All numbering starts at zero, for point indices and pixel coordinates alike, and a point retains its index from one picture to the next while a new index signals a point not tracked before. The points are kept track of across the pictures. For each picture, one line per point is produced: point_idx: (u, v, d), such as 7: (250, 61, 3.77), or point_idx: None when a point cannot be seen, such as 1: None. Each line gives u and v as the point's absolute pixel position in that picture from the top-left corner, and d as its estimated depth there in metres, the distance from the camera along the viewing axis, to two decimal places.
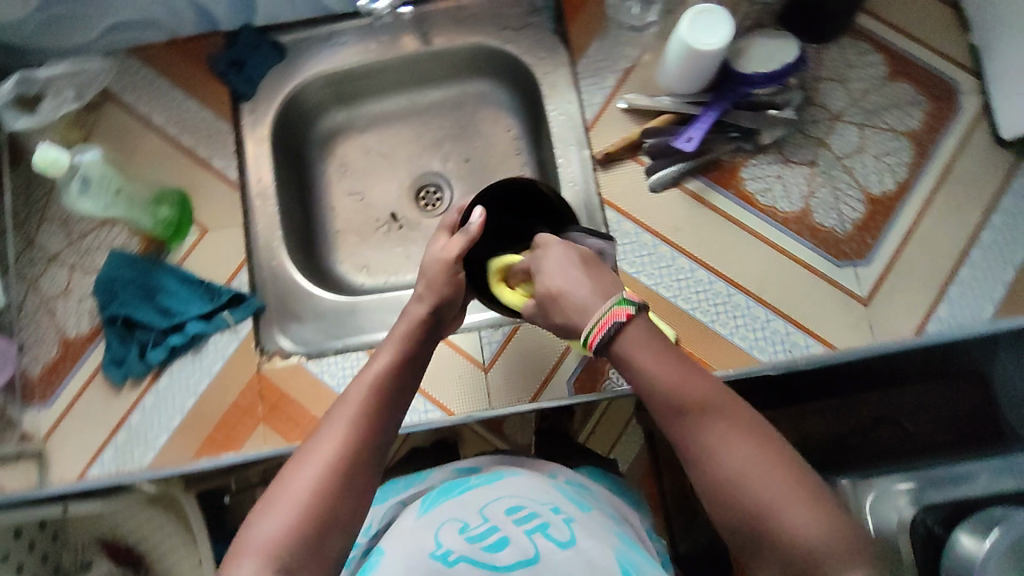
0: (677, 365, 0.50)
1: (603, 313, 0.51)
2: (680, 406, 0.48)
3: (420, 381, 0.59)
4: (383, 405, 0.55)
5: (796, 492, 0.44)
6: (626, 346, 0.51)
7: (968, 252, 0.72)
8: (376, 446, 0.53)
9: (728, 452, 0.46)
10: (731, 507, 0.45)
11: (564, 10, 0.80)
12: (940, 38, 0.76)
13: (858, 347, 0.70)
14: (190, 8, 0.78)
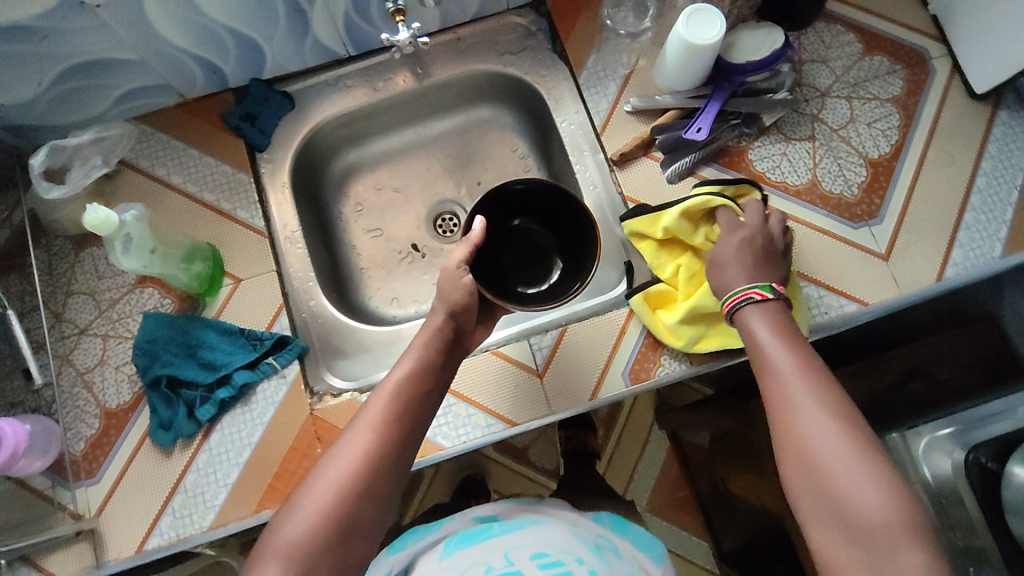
0: (789, 334, 0.59)
1: (746, 288, 0.63)
2: (775, 363, 0.57)
3: (439, 391, 0.61)
4: (401, 416, 0.57)
5: (866, 468, 0.49)
6: (758, 310, 0.62)
7: (967, 200, 0.77)
8: (395, 455, 0.56)
9: (810, 412, 0.53)
10: (803, 458, 0.52)
11: (558, 30, 0.85)
12: (903, 13, 0.84)
13: (888, 300, 0.74)
14: (201, 69, 0.80)
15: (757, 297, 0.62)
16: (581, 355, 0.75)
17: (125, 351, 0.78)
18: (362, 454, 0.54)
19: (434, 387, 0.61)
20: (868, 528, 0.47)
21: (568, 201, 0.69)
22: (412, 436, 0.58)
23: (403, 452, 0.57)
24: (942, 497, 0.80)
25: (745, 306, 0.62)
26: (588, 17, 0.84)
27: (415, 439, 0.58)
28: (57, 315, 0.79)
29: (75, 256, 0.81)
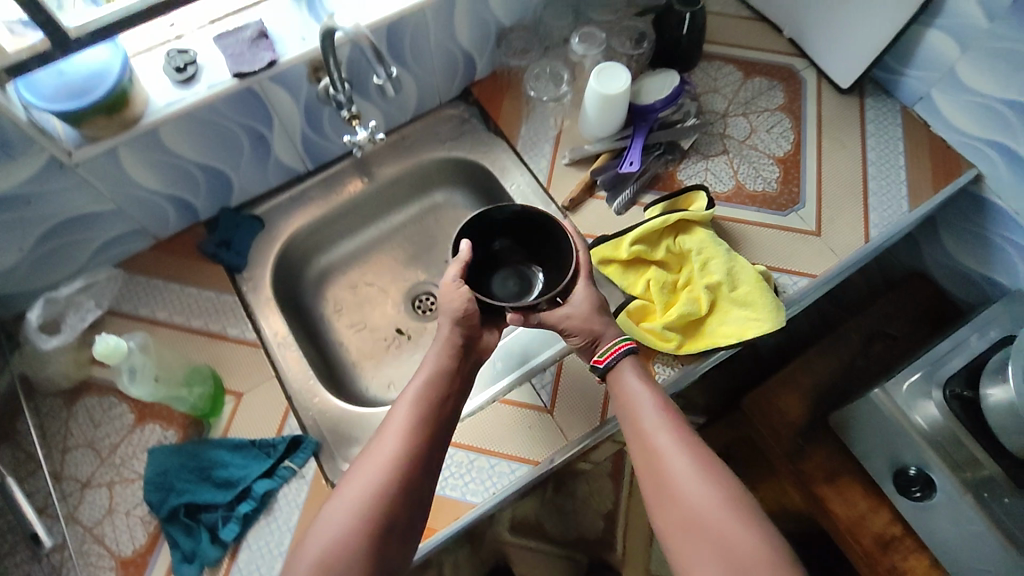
0: (653, 387, 0.67)
1: (617, 341, 0.69)
2: (646, 416, 0.65)
3: (454, 396, 0.67)
4: (423, 426, 0.63)
5: (726, 504, 0.59)
6: (630, 366, 0.68)
7: (865, 172, 0.91)
8: (420, 463, 0.61)
9: (676, 460, 0.62)
10: (674, 501, 0.60)
11: (488, 112, 0.97)
12: (766, 43, 1.01)
13: (832, 267, 0.84)
14: (174, 208, 0.85)
15: (633, 348, 0.68)
16: (583, 382, 0.79)
17: (133, 493, 0.75)
18: (387, 463, 0.60)
19: (450, 396, 0.67)
20: (721, 542, 0.57)
21: (545, 223, 0.74)
22: (434, 443, 0.63)
23: (427, 460, 0.62)
24: (942, 442, 0.85)
25: (627, 357, 0.68)
26: (512, 97, 0.97)
27: (437, 446, 0.64)
28: (56, 474, 0.77)
29: (67, 410, 0.79)
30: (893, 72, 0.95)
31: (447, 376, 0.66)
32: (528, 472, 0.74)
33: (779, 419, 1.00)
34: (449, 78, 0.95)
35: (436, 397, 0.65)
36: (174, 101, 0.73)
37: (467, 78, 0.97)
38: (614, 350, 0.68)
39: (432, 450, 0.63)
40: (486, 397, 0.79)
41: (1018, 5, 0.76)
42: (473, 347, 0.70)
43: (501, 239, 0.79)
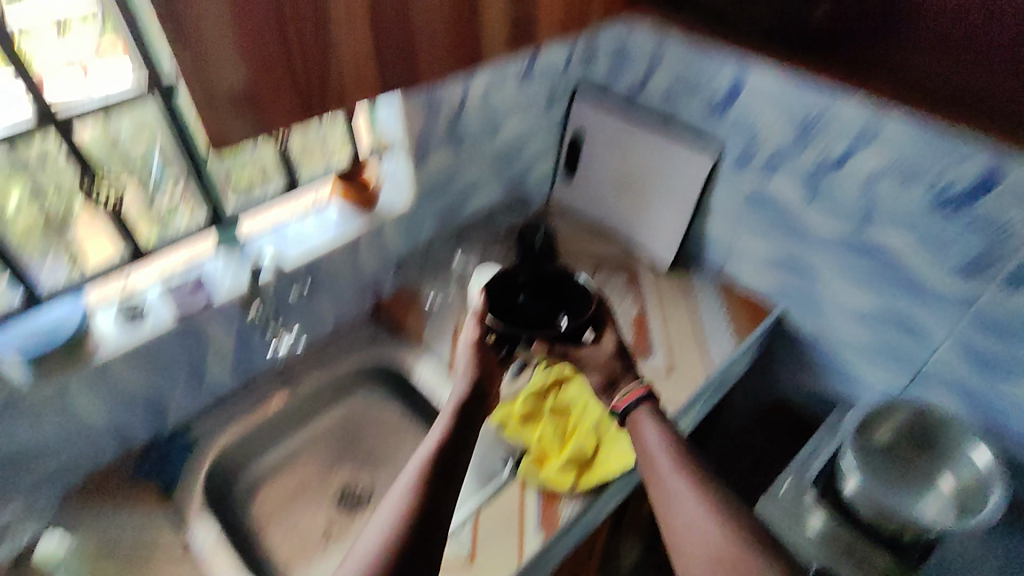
0: (667, 434, 0.80)
1: (630, 387, 0.84)
2: (659, 461, 0.77)
3: (470, 440, 0.78)
4: (441, 463, 0.73)
5: (730, 534, 0.68)
6: (645, 414, 0.82)
7: (697, 323, 1.15)
8: (440, 485, 0.71)
9: (686, 500, 0.72)
10: (685, 540, 0.70)
11: (395, 321, 1.17)
12: (605, 244, 1.32)
13: (687, 396, 1.02)
14: (113, 436, 0.94)
15: (645, 395, 0.83)
16: (499, 528, 0.86)
17: None
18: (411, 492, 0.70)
19: (464, 438, 0.77)
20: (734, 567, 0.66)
21: (567, 278, 0.84)
22: (450, 478, 0.72)
23: (445, 491, 0.71)
24: (840, 544, 0.95)
25: (643, 404, 0.82)
26: (415, 306, 1.19)
27: (455, 482, 0.73)
28: None
29: None
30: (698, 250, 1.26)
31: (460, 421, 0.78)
32: None
33: None
34: (359, 300, 1.17)
35: (451, 442, 0.76)
36: (121, 340, 0.88)
37: (376, 297, 1.20)
38: (631, 394, 0.83)
39: (452, 483, 0.72)
40: None
41: (752, 197, 1.10)
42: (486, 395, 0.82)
43: (522, 296, 0.82)
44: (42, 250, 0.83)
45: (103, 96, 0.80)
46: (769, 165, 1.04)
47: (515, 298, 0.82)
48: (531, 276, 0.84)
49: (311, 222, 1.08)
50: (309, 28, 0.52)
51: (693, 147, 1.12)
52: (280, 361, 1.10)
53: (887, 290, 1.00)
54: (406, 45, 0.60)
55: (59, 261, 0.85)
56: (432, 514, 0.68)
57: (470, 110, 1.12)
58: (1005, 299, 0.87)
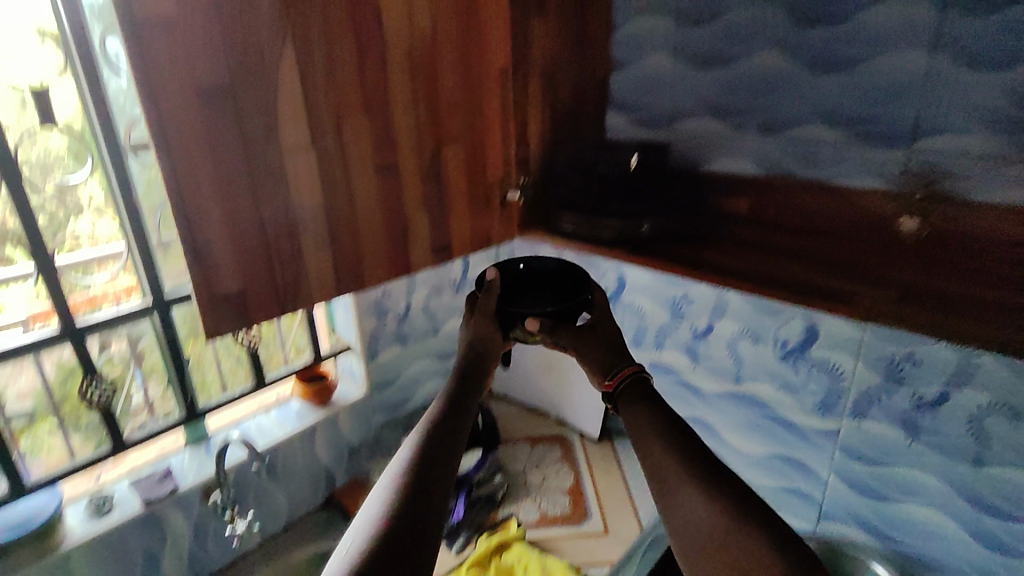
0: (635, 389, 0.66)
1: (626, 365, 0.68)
2: (648, 424, 0.62)
3: (466, 420, 0.67)
4: (438, 437, 0.63)
5: (721, 516, 0.53)
6: (628, 388, 0.66)
7: (626, 484, 1.28)
8: (434, 465, 0.60)
9: (670, 472, 0.57)
10: (677, 530, 0.55)
11: (348, 508, 1.25)
12: (542, 424, 1.48)
13: (622, 552, 1.11)
14: None
15: (633, 369, 0.67)
16: None
17: None
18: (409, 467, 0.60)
19: (459, 420, 0.67)
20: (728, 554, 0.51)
21: (578, 278, 0.83)
22: (453, 456, 0.62)
23: (444, 465, 0.61)
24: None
25: (635, 377, 0.66)
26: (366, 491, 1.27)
27: (453, 457, 0.63)
28: None
29: None
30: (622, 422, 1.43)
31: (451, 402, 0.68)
32: None
33: None
34: (314, 490, 1.25)
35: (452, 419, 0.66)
36: (88, 530, 0.96)
37: (330, 487, 1.29)
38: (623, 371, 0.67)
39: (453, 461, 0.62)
40: None
41: (654, 364, 1.32)
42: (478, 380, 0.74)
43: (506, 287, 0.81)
44: (29, 453, 1.07)
45: (115, 305, 1.13)
46: (658, 341, 1.29)
47: (526, 290, 0.85)
48: (530, 265, 0.87)
49: (274, 419, 1.25)
50: (288, 257, 0.76)
51: None
52: (233, 546, 1.13)
53: (777, 432, 1.17)
54: (357, 266, 0.84)
55: (40, 460, 1.09)
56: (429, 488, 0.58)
57: (414, 316, 1.37)
58: (858, 431, 1.06)
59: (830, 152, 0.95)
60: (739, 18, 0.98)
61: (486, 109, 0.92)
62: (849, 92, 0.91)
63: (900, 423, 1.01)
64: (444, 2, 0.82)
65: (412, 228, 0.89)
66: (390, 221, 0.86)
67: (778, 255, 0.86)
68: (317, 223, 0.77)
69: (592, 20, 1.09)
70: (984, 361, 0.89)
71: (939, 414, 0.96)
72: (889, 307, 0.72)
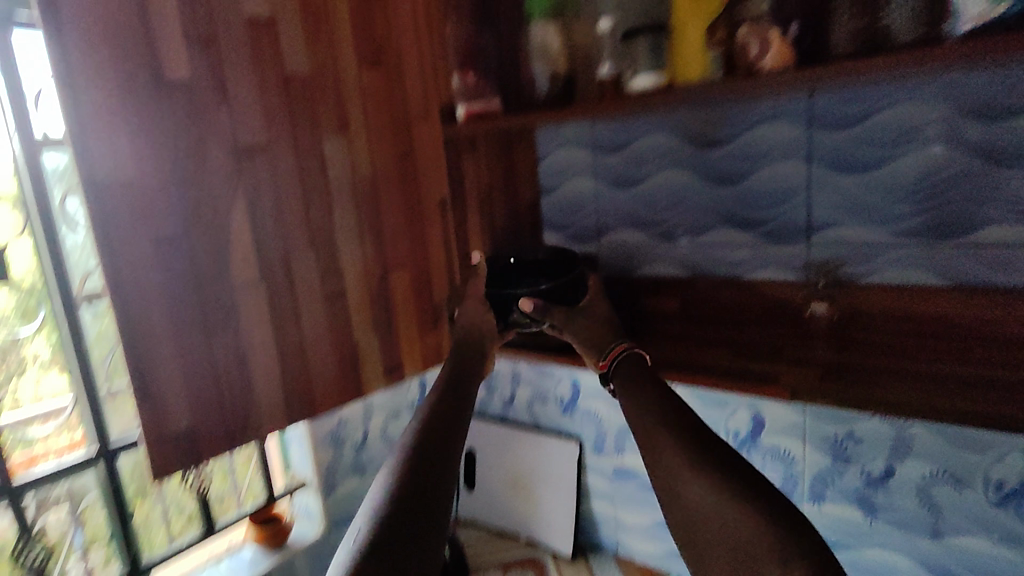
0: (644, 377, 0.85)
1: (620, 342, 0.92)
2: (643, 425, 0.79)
3: (449, 443, 0.79)
4: (415, 463, 0.74)
5: (721, 493, 0.68)
6: (620, 364, 0.89)
7: None
8: (412, 486, 0.71)
9: (673, 466, 0.73)
10: (688, 510, 0.70)
11: None
12: (511, 546, 1.42)
13: None
14: None
15: (626, 347, 0.90)
16: None
17: None
18: (398, 472, 0.73)
19: (439, 446, 0.78)
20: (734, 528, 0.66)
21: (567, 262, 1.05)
22: (438, 460, 0.76)
23: (430, 467, 0.74)
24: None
25: (625, 353, 0.89)
26: None
27: (434, 477, 0.73)
28: None
29: None
30: (593, 534, 1.39)
31: (431, 430, 0.80)
32: None
33: None
34: None
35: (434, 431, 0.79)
36: None
37: None
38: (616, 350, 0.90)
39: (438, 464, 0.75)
40: None
41: (616, 471, 1.32)
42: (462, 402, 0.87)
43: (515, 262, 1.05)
44: None
45: (57, 460, 1.10)
46: (617, 445, 1.30)
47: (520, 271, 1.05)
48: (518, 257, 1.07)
49: (223, 568, 1.18)
50: (238, 388, 0.78)
51: (559, 441, 1.38)
52: None
53: None
54: (307, 392, 0.86)
55: None
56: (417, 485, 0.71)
57: (371, 443, 1.35)
58: (819, 515, 1.07)
59: (740, 252, 1.06)
60: (646, 146, 1.11)
61: (427, 236, 1.00)
62: (747, 199, 1.03)
63: (856, 502, 1.03)
64: (382, 149, 0.92)
65: (362, 351, 0.92)
66: (339, 345, 0.89)
67: (709, 349, 0.93)
68: (267, 353, 0.80)
69: (519, 154, 1.22)
70: (915, 431, 0.94)
71: (889, 489, 0.99)
72: (810, 385, 0.78)
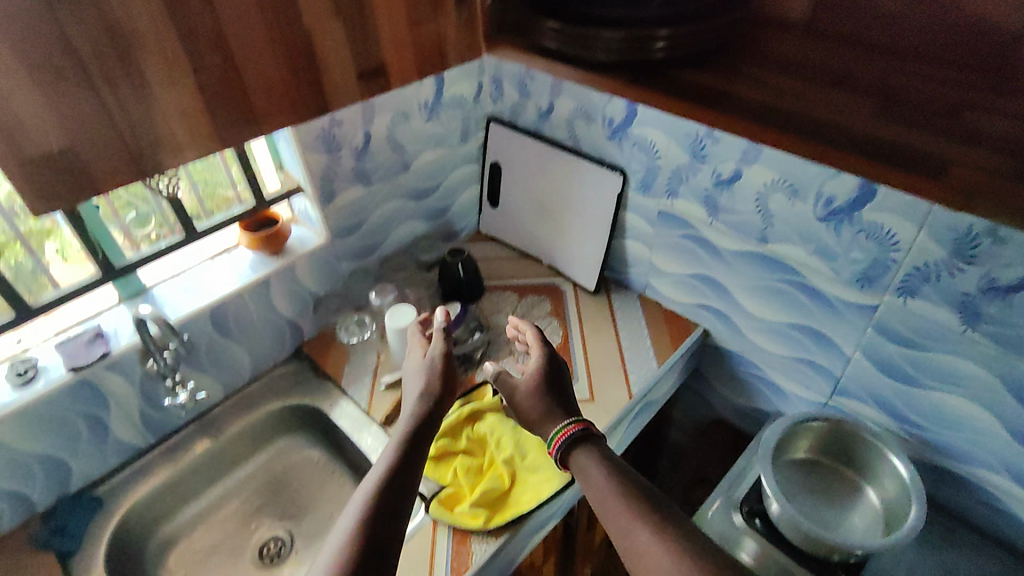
0: (601, 465, 0.73)
1: (565, 425, 0.78)
2: (606, 502, 0.68)
3: (419, 458, 0.75)
4: (400, 466, 0.73)
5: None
6: (580, 452, 0.75)
7: (620, 345, 1.16)
8: (399, 487, 0.70)
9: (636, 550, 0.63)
10: None
11: (316, 361, 1.16)
12: (533, 271, 1.33)
13: (605, 423, 1.02)
14: (11, 504, 0.92)
15: (574, 432, 0.77)
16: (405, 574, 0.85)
17: None
18: (391, 468, 0.72)
19: (417, 457, 0.75)
20: None
21: None
22: (382, 542, 0.63)
23: (410, 467, 0.74)
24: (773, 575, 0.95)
25: (575, 436, 0.76)
26: (336, 347, 1.17)
27: (413, 481, 0.72)
28: None
29: None
30: (620, 273, 1.27)
31: (409, 441, 0.77)
32: None
33: None
34: (279, 342, 1.15)
35: (380, 513, 0.66)
36: (11, 401, 0.86)
37: (296, 338, 1.18)
38: (563, 434, 0.77)
39: (397, 528, 0.66)
40: None
41: (661, 214, 1.11)
42: (432, 419, 0.82)
43: None
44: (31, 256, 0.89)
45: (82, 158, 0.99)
46: (669, 186, 1.07)
47: None
48: None
49: (221, 266, 1.07)
50: (132, 99, 0.52)
51: (598, 172, 1.15)
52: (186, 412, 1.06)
53: (796, 297, 1.01)
54: (244, 108, 0.60)
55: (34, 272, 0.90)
56: (371, 558, 0.61)
57: (374, 146, 1.12)
58: (899, 308, 0.89)
59: None
60: None
61: None
62: None
63: (955, 305, 0.83)
64: None
65: (321, 48, 0.63)
66: (287, 36, 0.60)
67: (828, 93, 0.69)
68: (163, 41, 0.52)
69: None
70: None
71: (1011, 302, 0.77)
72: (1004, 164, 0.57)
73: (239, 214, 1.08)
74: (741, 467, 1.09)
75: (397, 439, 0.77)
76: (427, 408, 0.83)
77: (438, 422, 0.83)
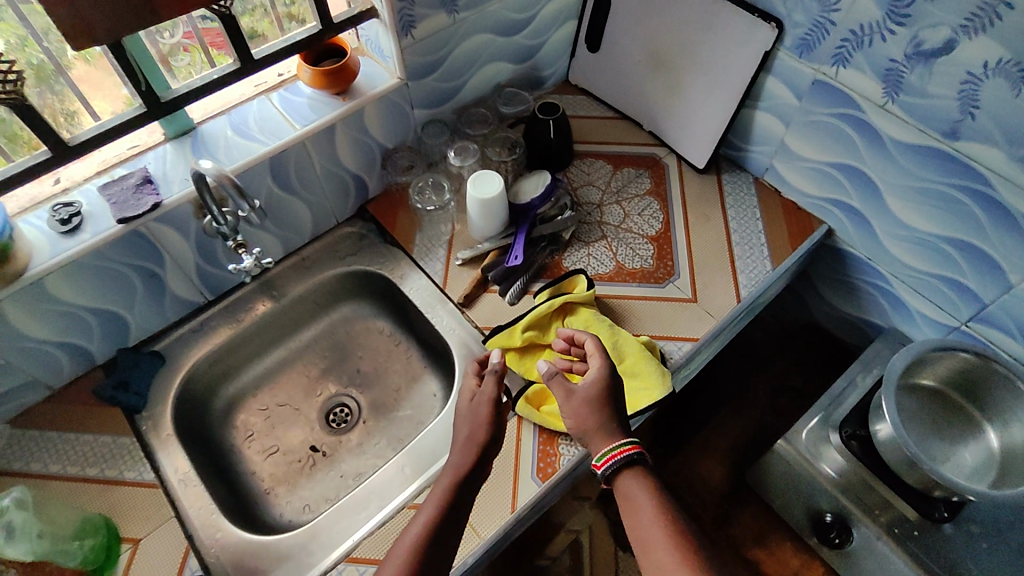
0: (650, 496, 0.67)
1: (615, 445, 0.69)
2: (654, 543, 0.64)
3: (473, 494, 0.71)
4: (451, 506, 0.69)
5: None
6: (627, 477, 0.68)
7: (730, 238, 1.01)
8: (445, 532, 0.67)
9: None
10: None
11: (384, 225, 1.03)
12: (631, 138, 1.13)
13: (710, 330, 0.91)
14: (70, 355, 0.86)
15: (627, 453, 0.68)
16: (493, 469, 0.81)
17: None
18: (441, 504, 0.68)
19: (469, 491, 0.71)
20: None
21: None
22: None
23: (460, 507, 0.69)
24: (855, 491, 0.93)
25: (627, 458, 0.68)
26: (406, 211, 1.04)
27: (459, 524, 0.69)
28: None
29: None
30: (739, 150, 1.08)
31: (465, 466, 0.72)
32: (476, 546, 0.76)
33: (703, 485, 1.18)
34: (342, 199, 1.02)
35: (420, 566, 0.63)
36: (59, 252, 0.76)
37: (360, 196, 1.04)
38: (614, 455, 0.68)
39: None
40: (399, 502, 0.81)
41: (816, 85, 0.90)
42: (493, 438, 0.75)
43: None
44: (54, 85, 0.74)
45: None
46: (839, 51, 0.84)
47: None
48: None
49: (278, 106, 0.90)
50: None
51: (747, 22, 0.91)
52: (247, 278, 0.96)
53: (969, 209, 0.84)
54: None
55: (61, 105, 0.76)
56: None
57: None
58: None
59: None
60: None
61: None
62: None
63: None
64: None
65: None
66: None
67: None
68: None
69: None
70: None
71: None
72: None
73: (300, 39, 0.86)
74: (845, 384, 1.00)
75: (431, 504, 0.69)
76: (487, 426, 0.74)
77: (479, 480, 0.72)
